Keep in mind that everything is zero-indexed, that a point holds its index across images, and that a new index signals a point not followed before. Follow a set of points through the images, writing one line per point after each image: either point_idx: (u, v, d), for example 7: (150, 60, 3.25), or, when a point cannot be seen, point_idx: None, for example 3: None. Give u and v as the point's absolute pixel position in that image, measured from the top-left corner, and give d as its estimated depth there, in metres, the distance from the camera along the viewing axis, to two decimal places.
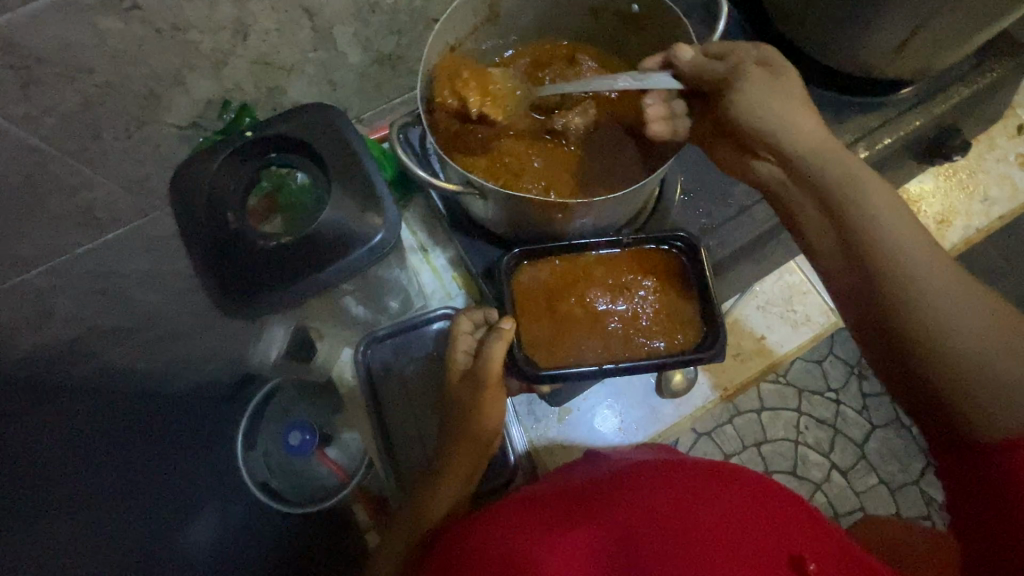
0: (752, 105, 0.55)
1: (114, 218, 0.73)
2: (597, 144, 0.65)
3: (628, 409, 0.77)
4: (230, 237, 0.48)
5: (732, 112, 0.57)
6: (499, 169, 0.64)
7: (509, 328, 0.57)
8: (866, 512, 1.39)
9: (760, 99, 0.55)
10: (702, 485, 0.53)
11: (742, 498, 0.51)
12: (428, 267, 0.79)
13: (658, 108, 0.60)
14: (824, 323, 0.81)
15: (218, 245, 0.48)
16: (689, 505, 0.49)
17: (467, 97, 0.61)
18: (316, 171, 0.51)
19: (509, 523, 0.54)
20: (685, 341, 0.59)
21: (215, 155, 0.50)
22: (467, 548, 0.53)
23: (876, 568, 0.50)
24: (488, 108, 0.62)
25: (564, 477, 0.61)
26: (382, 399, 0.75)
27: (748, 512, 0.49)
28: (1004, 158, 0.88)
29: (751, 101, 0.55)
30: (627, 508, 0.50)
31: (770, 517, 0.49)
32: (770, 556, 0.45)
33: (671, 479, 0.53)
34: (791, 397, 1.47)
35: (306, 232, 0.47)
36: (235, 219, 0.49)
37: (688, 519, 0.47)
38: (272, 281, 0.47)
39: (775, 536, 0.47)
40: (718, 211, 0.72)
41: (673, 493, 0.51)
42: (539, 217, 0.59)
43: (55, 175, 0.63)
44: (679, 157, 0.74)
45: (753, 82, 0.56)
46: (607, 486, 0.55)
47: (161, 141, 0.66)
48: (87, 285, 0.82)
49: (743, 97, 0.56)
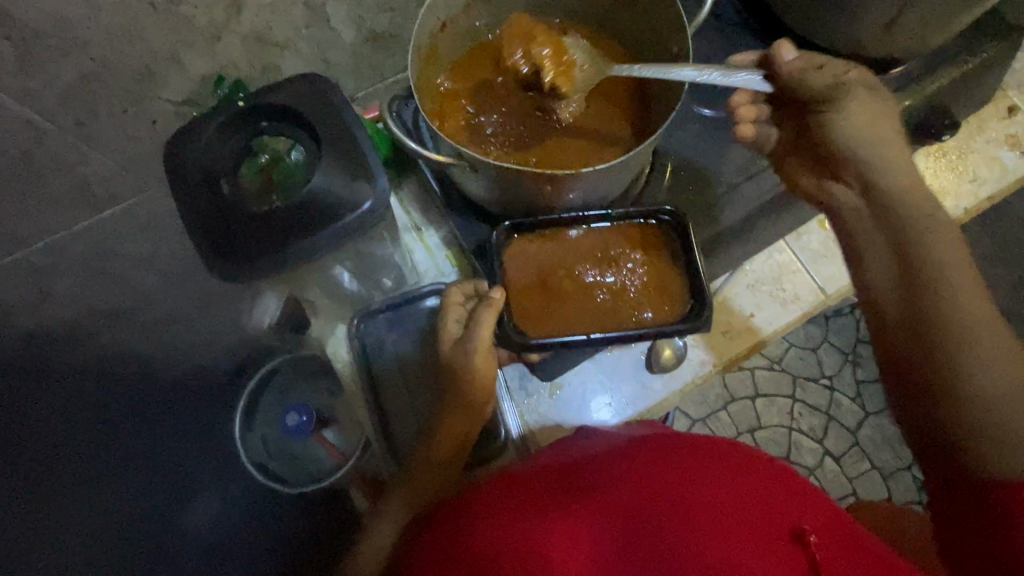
0: (848, 128, 0.59)
1: (113, 197, 0.74)
2: (585, 122, 0.67)
3: (618, 384, 0.78)
4: (224, 202, 0.49)
5: (825, 130, 0.60)
6: (488, 145, 0.66)
7: (498, 297, 0.59)
8: (858, 497, 1.41)
9: (856, 125, 0.58)
10: (701, 462, 0.53)
11: (735, 473, 0.52)
12: (422, 245, 0.80)
13: (748, 108, 0.67)
14: (812, 302, 0.82)
15: (212, 211, 0.49)
16: (695, 487, 0.50)
17: (540, 61, 0.62)
18: (308, 143, 0.53)
19: (504, 498, 0.53)
20: (672, 313, 0.61)
21: (207, 122, 0.51)
22: (462, 525, 0.52)
23: (857, 530, 0.53)
24: (558, 79, 0.62)
25: (560, 452, 0.61)
26: (376, 372, 0.76)
27: (749, 493, 0.50)
28: (993, 139, 0.88)
29: (850, 123, 0.58)
30: (628, 487, 0.50)
31: (768, 495, 0.50)
32: (773, 536, 0.46)
33: (664, 452, 0.54)
34: (786, 384, 1.49)
35: (300, 196, 0.49)
36: (226, 186, 0.50)
37: (687, 496, 0.49)
38: (264, 248, 0.48)
39: (775, 515, 0.49)
40: (708, 189, 0.73)
41: (670, 470, 0.51)
42: (528, 189, 0.60)
43: (52, 151, 0.64)
44: (670, 136, 0.75)
45: (857, 102, 0.59)
46: (600, 460, 0.55)
47: (157, 119, 0.67)
48: (86, 264, 0.83)
49: (842, 117, 0.59)
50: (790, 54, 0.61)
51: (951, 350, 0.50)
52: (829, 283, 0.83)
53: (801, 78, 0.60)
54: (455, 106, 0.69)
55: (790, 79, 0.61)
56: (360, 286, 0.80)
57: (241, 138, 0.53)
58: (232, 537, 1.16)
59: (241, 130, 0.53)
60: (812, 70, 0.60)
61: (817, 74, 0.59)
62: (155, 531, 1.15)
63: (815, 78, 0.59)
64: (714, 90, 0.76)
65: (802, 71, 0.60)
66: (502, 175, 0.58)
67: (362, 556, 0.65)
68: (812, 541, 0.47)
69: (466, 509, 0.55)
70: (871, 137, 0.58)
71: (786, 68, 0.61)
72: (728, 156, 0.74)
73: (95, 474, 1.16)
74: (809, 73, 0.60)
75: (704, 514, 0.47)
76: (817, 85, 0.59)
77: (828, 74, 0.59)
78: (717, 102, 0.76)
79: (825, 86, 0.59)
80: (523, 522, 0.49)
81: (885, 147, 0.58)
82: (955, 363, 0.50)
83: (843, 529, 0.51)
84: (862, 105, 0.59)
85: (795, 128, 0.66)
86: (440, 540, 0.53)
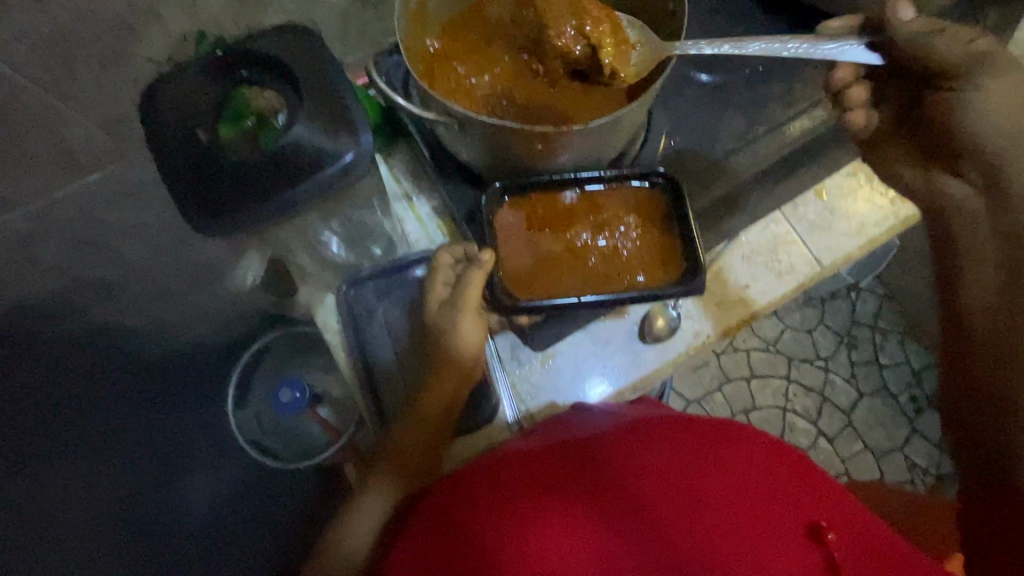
0: (979, 109, 0.60)
1: (95, 161, 0.72)
2: (583, 85, 0.65)
3: (610, 355, 0.77)
4: (205, 151, 0.50)
5: (949, 110, 0.61)
6: (479, 103, 0.65)
7: (489, 258, 0.62)
8: (851, 477, 1.41)
9: (987, 107, 0.59)
10: (708, 450, 0.55)
11: (747, 464, 0.54)
12: (413, 216, 0.79)
13: (858, 91, 0.68)
14: (807, 273, 0.82)
15: (194, 160, 0.50)
16: (705, 483, 0.51)
17: (599, 45, 0.60)
18: (287, 93, 0.53)
19: (517, 480, 0.53)
20: (664, 275, 0.62)
21: (185, 71, 0.52)
22: (472, 507, 0.52)
23: (855, 514, 0.54)
24: (617, 66, 0.62)
25: (560, 429, 0.61)
26: (365, 341, 0.74)
27: (753, 486, 0.52)
28: None
29: (984, 103, 0.59)
30: (650, 482, 0.51)
31: (773, 489, 0.52)
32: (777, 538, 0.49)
33: (680, 442, 0.55)
34: (781, 365, 1.49)
35: (280, 145, 0.49)
36: (205, 136, 0.51)
37: (704, 497, 0.50)
38: (245, 198, 0.50)
39: (780, 512, 0.51)
40: (703, 157, 0.71)
41: (688, 463, 0.53)
42: (519, 149, 0.58)
43: (31, 110, 0.63)
44: (665, 106, 0.73)
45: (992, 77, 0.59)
46: (614, 444, 0.55)
47: (138, 78, 0.65)
48: (72, 233, 0.82)
49: (972, 96, 0.60)
50: (910, 13, 0.59)
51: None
52: (825, 254, 0.83)
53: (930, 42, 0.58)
54: (446, 69, 0.67)
55: (905, 44, 0.60)
56: (348, 253, 0.78)
57: (221, 89, 0.53)
58: (228, 504, 1.23)
59: (221, 80, 0.53)
60: (941, 32, 0.58)
61: (947, 38, 0.58)
62: (152, 496, 1.21)
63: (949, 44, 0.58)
64: (712, 56, 0.74)
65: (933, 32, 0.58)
66: (491, 135, 0.57)
67: (363, 512, 0.68)
68: (819, 539, 0.49)
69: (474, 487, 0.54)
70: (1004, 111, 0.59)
71: (904, 29, 0.59)
72: (724, 124, 0.72)
73: (96, 444, 1.18)
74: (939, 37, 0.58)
75: (719, 515, 0.49)
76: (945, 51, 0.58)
77: (960, 45, 0.58)
78: (714, 68, 0.74)
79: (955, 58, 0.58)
80: (543, 513, 0.49)
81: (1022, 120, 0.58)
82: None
83: (838, 516, 0.53)
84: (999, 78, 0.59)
85: (899, 106, 0.68)
86: (446, 518, 0.53)
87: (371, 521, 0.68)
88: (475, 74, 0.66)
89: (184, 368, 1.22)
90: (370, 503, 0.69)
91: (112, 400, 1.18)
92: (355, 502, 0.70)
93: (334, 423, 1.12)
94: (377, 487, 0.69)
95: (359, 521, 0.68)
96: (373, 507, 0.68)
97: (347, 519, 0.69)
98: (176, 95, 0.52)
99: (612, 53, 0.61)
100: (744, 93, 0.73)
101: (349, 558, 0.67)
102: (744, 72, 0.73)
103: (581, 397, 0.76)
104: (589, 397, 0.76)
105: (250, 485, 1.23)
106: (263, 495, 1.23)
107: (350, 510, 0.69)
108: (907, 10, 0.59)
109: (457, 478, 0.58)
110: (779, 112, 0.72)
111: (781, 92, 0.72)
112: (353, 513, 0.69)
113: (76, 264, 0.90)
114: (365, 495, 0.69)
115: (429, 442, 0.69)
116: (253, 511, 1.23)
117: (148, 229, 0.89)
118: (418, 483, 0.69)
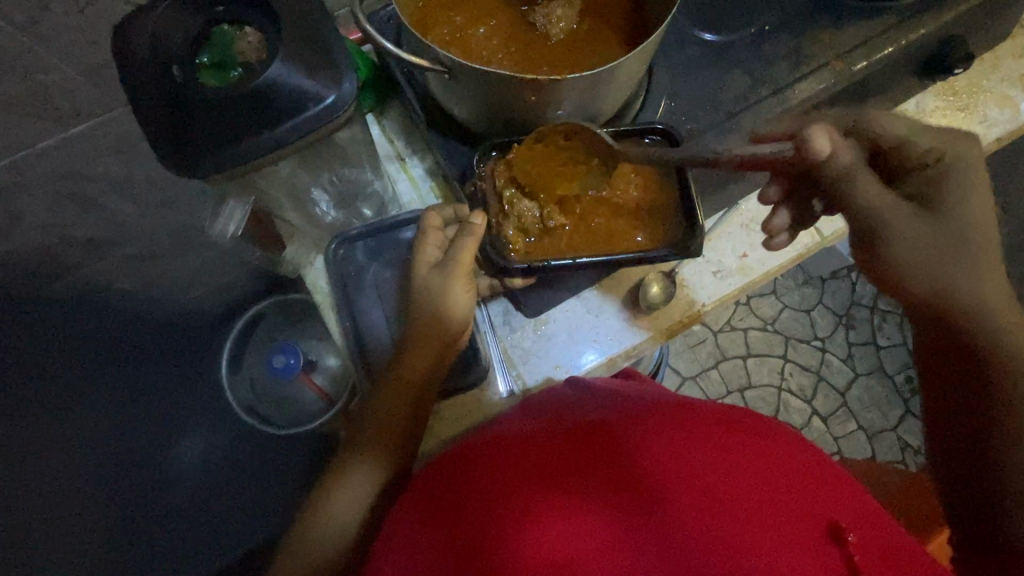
0: (904, 253, 0.54)
1: (76, 110, 0.70)
2: (581, 39, 0.63)
3: (605, 321, 0.76)
4: (178, 88, 0.49)
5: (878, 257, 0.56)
6: (472, 52, 0.62)
7: (479, 223, 0.61)
8: (842, 456, 1.41)
9: (913, 249, 0.54)
10: (720, 441, 0.52)
11: (765, 457, 0.52)
12: (406, 176, 0.77)
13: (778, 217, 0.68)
14: (808, 243, 0.80)
15: (167, 97, 0.49)
16: (722, 476, 0.49)
17: (575, 219, 0.63)
18: (268, 28, 0.51)
19: (521, 465, 0.52)
20: (664, 235, 0.62)
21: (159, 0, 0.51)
22: (470, 495, 0.51)
23: (870, 513, 0.52)
24: (599, 207, 0.63)
25: (565, 414, 0.59)
26: (354, 302, 0.73)
27: (772, 483, 0.49)
28: (1008, 78, 0.83)
29: (908, 244, 0.54)
30: (664, 470, 0.49)
31: (789, 485, 0.50)
32: (801, 541, 0.46)
33: (693, 430, 0.53)
34: (778, 344, 1.49)
35: (257, 83, 0.48)
36: (181, 74, 0.50)
37: (719, 487, 0.48)
38: (219, 142, 0.49)
39: (802, 508, 0.49)
40: (705, 117, 0.68)
41: (703, 451, 0.51)
42: (514, 100, 0.56)
43: (5, 53, 0.60)
44: (667, 64, 0.70)
45: (909, 219, 0.54)
46: (624, 430, 0.53)
47: (115, 21, 0.62)
48: (57, 187, 0.81)
49: (895, 240, 0.55)
50: (828, 149, 0.57)
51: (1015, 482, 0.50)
52: (825, 224, 0.80)
53: (841, 187, 0.58)
54: (439, 19, 0.63)
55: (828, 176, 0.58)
56: (339, 213, 0.79)
57: (196, 26, 0.52)
58: (226, 464, 1.25)
59: (198, 17, 0.52)
60: (853, 175, 0.57)
61: (860, 183, 0.56)
62: (151, 455, 1.24)
63: (863, 190, 0.56)
64: (715, 15, 0.71)
65: (849, 177, 0.57)
66: (483, 84, 0.54)
67: (349, 492, 0.65)
68: (848, 541, 0.47)
69: (468, 481, 0.53)
70: (936, 263, 0.54)
71: (829, 162, 0.58)
72: (728, 83, 0.68)
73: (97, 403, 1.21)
74: (851, 182, 0.57)
75: (736, 504, 0.47)
76: (861, 196, 0.56)
77: (871, 189, 0.56)
78: (717, 25, 0.70)
79: (871, 206, 0.56)
80: (541, 502, 0.47)
81: (971, 265, 0.53)
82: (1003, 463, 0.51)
83: (854, 514, 0.50)
84: (909, 222, 0.54)
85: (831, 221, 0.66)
86: (444, 498, 0.53)
87: (360, 498, 0.65)
88: (469, 23, 0.63)
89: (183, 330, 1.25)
90: (357, 479, 0.65)
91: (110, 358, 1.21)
92: (339, 480, 0.66)
93: (328, 389, 1.12)
94: (365, 460, 0.66)
95: (345, 500, 0.64)
96: (360, 483, 0.65)
97: (331, 500, 0.65)
98: (151, 29, 0.51)
99: (589, 210, 0.63)
100: (749, 53, 0.69)
101: (336, 543, 0.63)
102: (748, 30, 0.69)
103: (574, 363, 0.76)
104: (583, 364, 0.75)
105: (248, 445, 1.26)
106: (261, 453, 1.25)
107: (334, 490, 0.65)
108: (824, 146, 0.57)
109: (455, 460, 0.57)
110: (784, 72, 0.68)
111: (788, 52, 0.68)
112: (339, 492, 0.65)
113: (63, 222, 0.89)
114: (352, 473, 0.66)
115: (414, 406, 0.67)
116: (249, 473, 1.25)
117: (136, 186, 0.87)
118: (408, 453, 0.68)
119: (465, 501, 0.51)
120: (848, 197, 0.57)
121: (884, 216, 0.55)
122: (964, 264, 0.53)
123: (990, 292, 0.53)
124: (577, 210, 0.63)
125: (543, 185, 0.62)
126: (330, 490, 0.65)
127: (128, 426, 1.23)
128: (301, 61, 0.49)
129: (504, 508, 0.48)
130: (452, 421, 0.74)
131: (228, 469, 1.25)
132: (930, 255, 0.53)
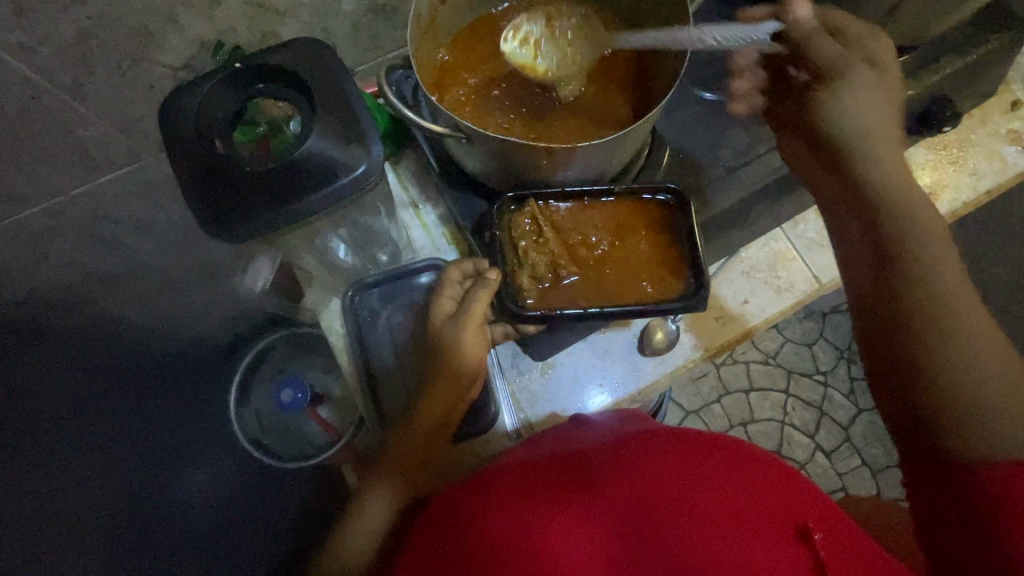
0: (839, 115, 0.60)
1: (109, 158, 0.74)
2: (592, 98, 0.67)
3: (610, 367, 0.78)
4: (218, 159, 0.53)
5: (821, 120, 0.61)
6: (485, 114, 0.66)
7: (494, 280, 0.65)
8: (846, 492, 1.41)
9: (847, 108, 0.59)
10: (687, 447, 0.56)
11: (735, 466, 0.54)
12: (419, 223, 0.81)
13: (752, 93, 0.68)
14: (806, 290, 0.83)
15: (209, 166, 0.53)
16: (689, 480, 0.51)
17: (587, 265, 0.65)
18: (301, 102, 0.56)
19: (502, 477, 0.55)
20: (673, 288, 0.64)
21: (206, 80, 0.55)
22: (457, 507, 0.55)
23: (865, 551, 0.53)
24: (612, 256, 0.66)
25: (553, 437, 0.62)
26: (368, 344, 0.76)
27: (740, 483, 0.52)
28: (995, 133, 0.87)
29: (848, 101, 0.59)
30: (635, 478, 0.52)
31: (760, 488, 0.52)
32: (775, 538, 0.48)
33: (673, 448, 0.55)
34: (780, 378, 1.50)
35: (293, 157, 0.52)
36: (221, 145, 0.54)
37: (684, 487, 0.51)
38: (255, 206, 0.52)
39: (777, 512, 0.51)
40: (706, 172, 0.71)
41: (671, 455, 0.54)
42: (527, 163, 0.60)
43: (51, 110, 0.64)
44: (669, 121, 0.74)
45: (858, 83, 0.59)
46: (598, 447, 0.57)
47: (154, 81, 0.67)
48: (83, 229, 0.84)
49: (838, 94, 0.60)
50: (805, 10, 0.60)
51: (946, 379, 0.52)
52: (822, 271, 0.83)
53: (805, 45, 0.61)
54: (455, 81, 0.68)
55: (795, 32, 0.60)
56: (354, 259, 0.81)
57: (235, 100, 0.56)
58: (228, 495, 1.25)
59: (237, 91, 0.57)
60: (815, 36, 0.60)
61: (825, 41, 0.60)
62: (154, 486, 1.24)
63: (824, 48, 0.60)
64: (715, 75, 0.75)
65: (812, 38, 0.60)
66: (498, 147, 0.57)
67: (356, 534, 0.66)
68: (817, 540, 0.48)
69: (458, 498, 0.56)
70: (863, 143, 0.59)
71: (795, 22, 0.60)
72: (727, 140, 0.72)
73: (106, 431, 1.23)
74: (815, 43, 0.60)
75: (706, 505, 0.49)
76: (821, 52, 0.60)
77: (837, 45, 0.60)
78: (715, 86, 0.74)
79: (829, 59, 0.60)
80: (518, 509, 0.51)
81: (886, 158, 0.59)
82: (924, 409, 0.53)
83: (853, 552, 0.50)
84: (868, 83, 0.59)
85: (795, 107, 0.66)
86: (435, 519, 0.56)
87: (368, 541, 0.66)
88: (482, 86, 0.68)
89: (192, 363, 1.25)
90: (368, 520, 0.67)
91: (119, 387, 1.23)
92: (347, 523, 0.67)
93: (334, 422, 1.14)
94: (374, 503, 0.67)
95: (355, 542, 0.66)
96: (369, 526, 0.66)
97: (343, 541, 0.66)
98: (197, 102, 0.55)
99: (609, 255, 0.66)
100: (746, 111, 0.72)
101: None
102: None
103: (580, 407, 0.77)
104: (589, 407, 0.77)
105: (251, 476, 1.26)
106: (265, 485, 1.25)
107: (348, 532, 0.67)
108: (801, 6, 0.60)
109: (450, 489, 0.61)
110: None
111: None
112: (349, 533, 0.66)
113: (84, 260, 0.92)
114: (364, 515, 0.67)
115: (423, 451, 0.68)
116: (253, 506, 1.25)
117: (156, 227, 0.91)
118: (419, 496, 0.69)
119: (451, 513, 0.55)
120: (812, 55, 0.60)
121: (844, 79, 0.60)
122: (869, 162, 0.59)
123: (915, 214, 0.57)
124: (590, 261, 0.65)
125: (562, 234, 0.66)
126: (344, 531, 0.67)
127: (131, 455, 1.24)
128: (332, 133, 0.53)
129: (484, 513, 0.52)
130: (460, 462, 0.76)
131: (230, 502, 1.25)
132: (861, 139, 0.59)
